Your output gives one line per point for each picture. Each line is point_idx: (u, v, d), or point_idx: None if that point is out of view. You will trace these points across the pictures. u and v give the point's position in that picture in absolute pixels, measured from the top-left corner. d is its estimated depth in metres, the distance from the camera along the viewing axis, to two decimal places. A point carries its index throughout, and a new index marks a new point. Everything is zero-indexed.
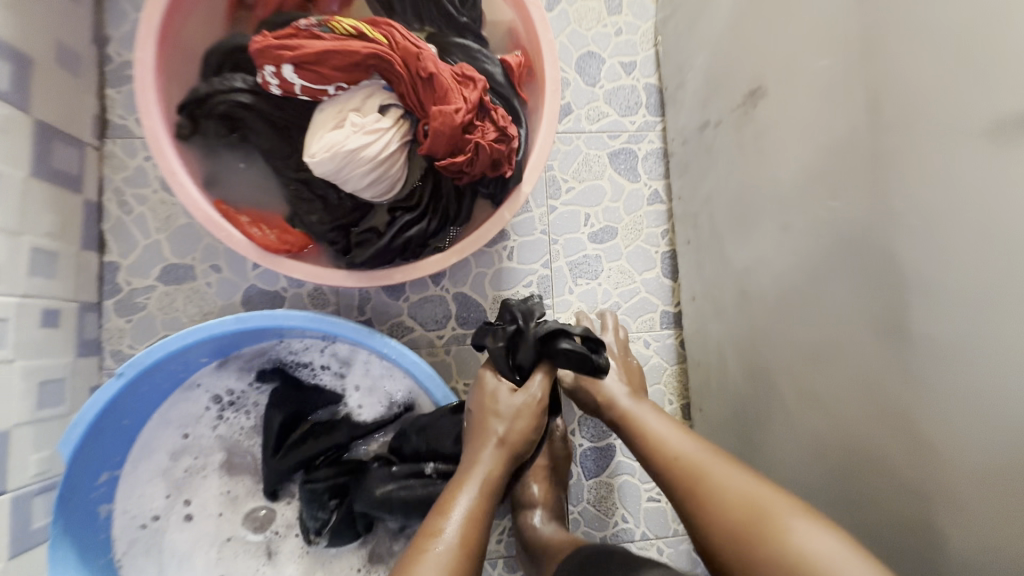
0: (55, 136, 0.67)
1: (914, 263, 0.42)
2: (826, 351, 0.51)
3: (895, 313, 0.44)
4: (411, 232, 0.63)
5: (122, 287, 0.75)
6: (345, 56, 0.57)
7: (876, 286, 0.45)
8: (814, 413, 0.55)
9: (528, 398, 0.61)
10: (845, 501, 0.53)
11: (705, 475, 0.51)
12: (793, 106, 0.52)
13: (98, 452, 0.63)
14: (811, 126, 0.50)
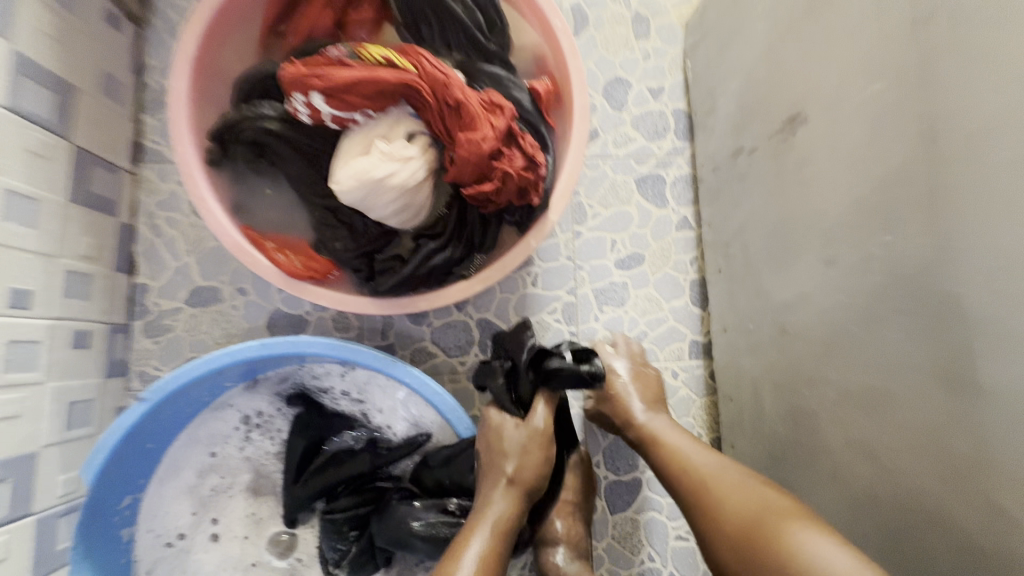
0: (92, 161, 0.69)
1: (977, 306, 0.39)
2: (876, 396, 0.48)
3: (957, 361, 0.41)
4: (436, 259, 0.62)
5: (151, 308, 0.76)
6: (374, 84, 0.57)
7: (935, 329, 0.42)
8: (861, 462, 0.52)
9: (531, 431, 0.59)
10: (893, 558, 0.50)
11: (721, 496, 0.53)
12: (840, 135, 0.50)
13: (122, 475, 0.62)
14: (860, 155, 0.48)
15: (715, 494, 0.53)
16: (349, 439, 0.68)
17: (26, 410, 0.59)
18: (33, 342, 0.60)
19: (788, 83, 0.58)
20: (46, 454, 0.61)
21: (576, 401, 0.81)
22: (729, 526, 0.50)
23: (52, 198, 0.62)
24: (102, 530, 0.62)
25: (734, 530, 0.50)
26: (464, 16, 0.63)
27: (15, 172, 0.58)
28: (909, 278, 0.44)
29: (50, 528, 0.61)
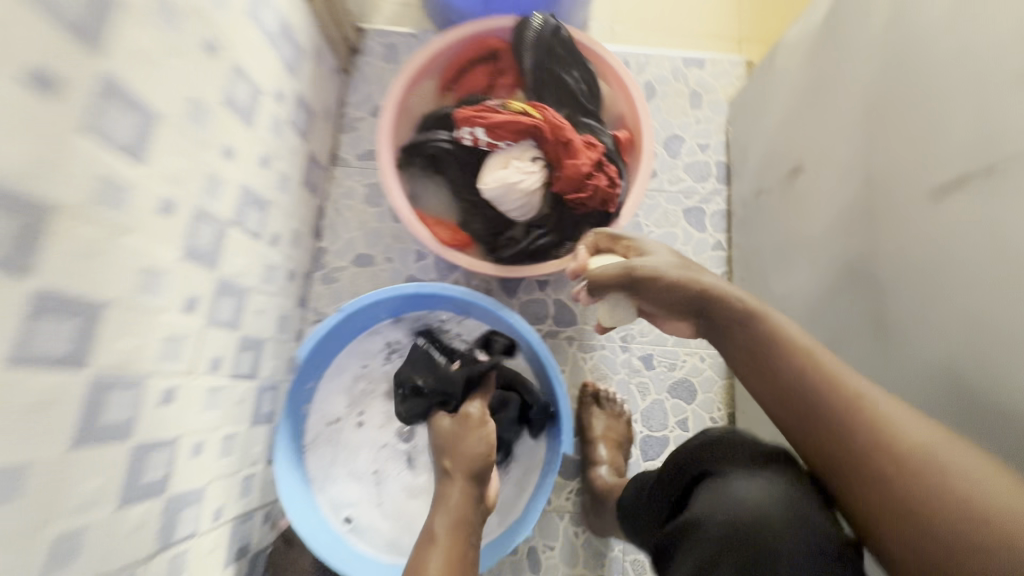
0: (313, 159, 1.02)
1: (891, 277, 0.64)
2: (843, 339, 0.72)
3: (879, 309, 0.65)
4: (540, 242, 0.92)
5: (327, 264, 1.07)
6: (514, 125, 0.88)
7: (870, 292, 0.67)
8: None
9: (461, 419, 0.79)
10: None
11: (857, 395, 0.54)
12: (825, 180, 0.77)
13: (314, 364, 0.93)
14: (836, 193, 0.74)
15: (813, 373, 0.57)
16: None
17: (264, 311, 0.89)
18: (274, 268, 0.91)
19: (796, 144, 0.86)
20: (267, 344, 0.91)
21: (623, 369, 1.06)
22: (874, 433, 0.52)
23: (295, 178, 0.95)
24: (295, 399, 0.93)
25: (882, 442, 0.51)
26: (574, 88, 0.95)
27: (285, 158, 0.91)
28: (859, 268, 0.69)
29: (261, 395, 0.91)
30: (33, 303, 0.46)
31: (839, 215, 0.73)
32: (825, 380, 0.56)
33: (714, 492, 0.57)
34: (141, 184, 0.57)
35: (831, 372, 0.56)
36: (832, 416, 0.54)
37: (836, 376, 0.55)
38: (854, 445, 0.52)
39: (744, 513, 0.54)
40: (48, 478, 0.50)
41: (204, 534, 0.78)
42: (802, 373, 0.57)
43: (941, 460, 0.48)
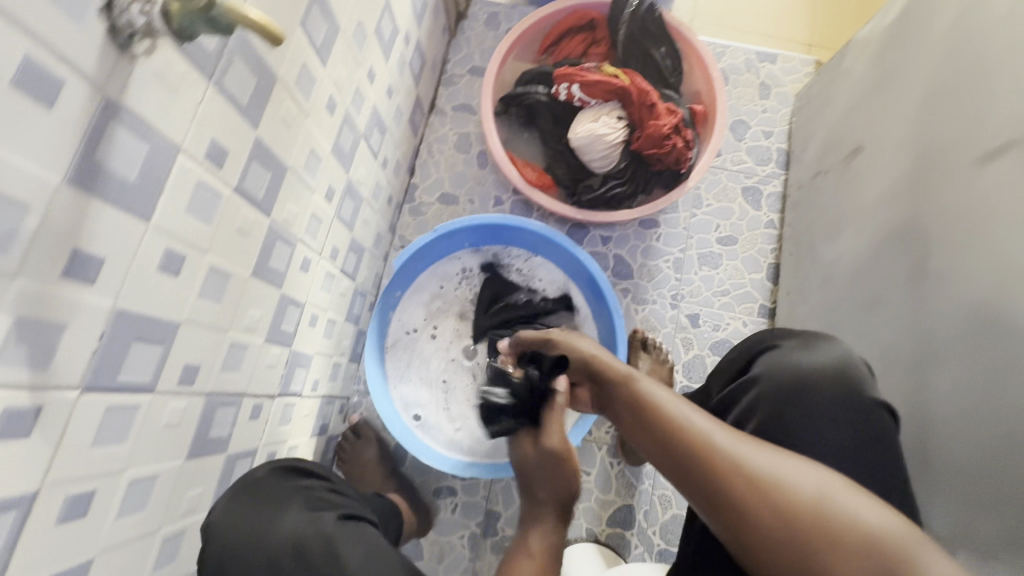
0: (418, 103, 1.16)
1: (938, 229, 0.73)
2: (886, 289, 0.81)
3: (923, 258, 0.74)
4: (616, 191, 1.04)
5: (417, 199, 1.20)
6: (607, 85, 1.00)
7: (914, 244, 0.76)
8: (880, 329, 0.80)
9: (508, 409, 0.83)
10: (905, 387, 0.74)
11: (712, 445, 0.54)
12: (884, 153, 0.86)
13: (403, 277, 1.08)
14: (891, 164, 0.84)
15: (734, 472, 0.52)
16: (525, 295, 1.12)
17: (368, 224, 1.02)
18: (380, 188, 1.04)
19: (855, 129, 0.96)
20: (365, 255, 1.04)
21: (670, 324, 1.16)
22: (724, 467, 0.53)
23: (405, 115, 1.08)
24: (383, 307, 1.07)
25: (709, 464, 0.53)
26: (660, 62, 1.07)
27: (402, 94, 1.04)
28: (906, 227, 0.78)
29: (355, 298, 1.04)
30: (255, 147, 0.59)
31: (892, 184, 0.83)
32: (687, 436, 0.56)
33: (772, 357, 0.67)
34: (321, 78, 0.70)
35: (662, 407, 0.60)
36: (721, 480, 0.52)
37: (655, 406, 0.61)
38: (741, 493, 0.51)
39: (799, 370, 0.64)
40: (238, 292, 0.62)
41: (305, 399, 0.90)
42: (664, 425, 0.59)
43: (835, 504, 0.49)
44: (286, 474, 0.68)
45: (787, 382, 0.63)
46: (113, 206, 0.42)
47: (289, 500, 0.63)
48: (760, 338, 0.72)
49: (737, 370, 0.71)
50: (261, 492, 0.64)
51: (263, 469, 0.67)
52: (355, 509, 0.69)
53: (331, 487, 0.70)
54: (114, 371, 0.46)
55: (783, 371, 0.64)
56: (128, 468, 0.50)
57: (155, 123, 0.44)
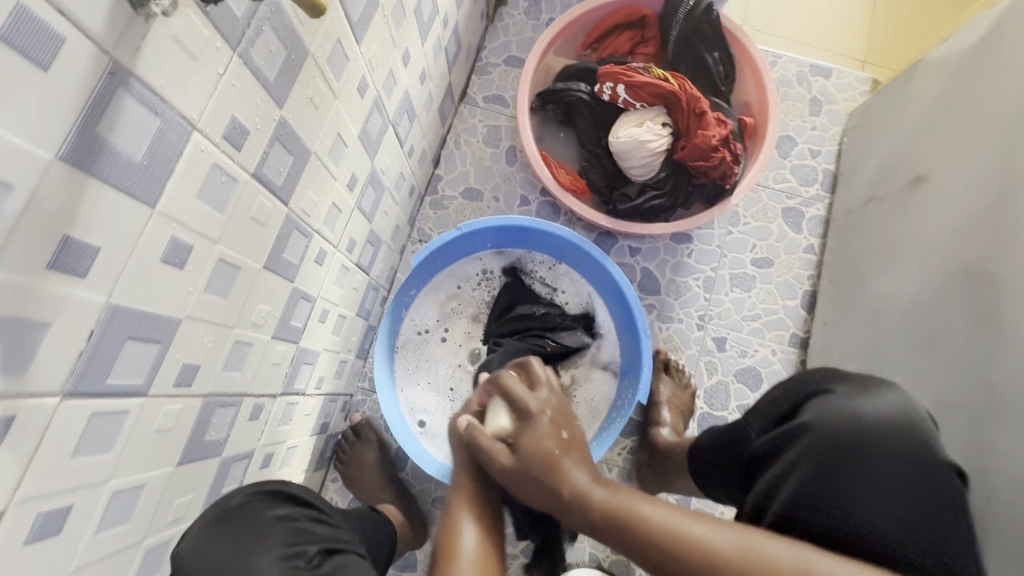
0: (450, 91, 1.09)
1: (1008, 273, 0.67)
2: (943, 332, 0.76)
3: (990, 302, 0.69)
4: (654, 203, 0.97)
5: (439, 192, 1.14)
6: (655, 88, 0.94)
7: (980, 286, 0.71)
8: (938, 374, 0.75)
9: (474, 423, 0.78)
10: (967, 440, 0.68)
11: (687, 539, 0.50)
12: (953, 185, 0.82)
13: (420, 275, 1.03)
14: (960, 200, 0.80)
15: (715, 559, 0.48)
16: (544, 304, 1.06)
17: (388, 215, 0.96)
18: (404, 179, 0.98)
19: (919, 156, 0.92)
20: (382, 248, 0.99)
21: (695, 346, 1.10)
22: (708, 561, 0.49)
23: (436, 102, 1.02)
24: (396, 305, 1.01)
25: (697, 565, 0.49)
26: (711, 67, 1.00)
27: (435, 80, 0.97)
28: (970, 268, 0.74)
29: (368, 292, 0.98)
30: (279, 129, 0.53)
31: (959, 221, 0.79)
32: (635, 521, 0.53)
33: (825, 402, 0.59)
34: (356, 57, 0.64)
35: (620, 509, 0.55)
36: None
37: (614, 510, 0.55)
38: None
39: (863, 423, 0.56)
40: (248, 286, 0.57)
41: (307, 398, 0.85)
42: (629, 527, 0.53)
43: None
44: (268, 499, 0.63)
45: (848, 435, 0.56)
46: (114, 190, 0.36)
47: (270, 533, 0.58)
48: (811, 377, 0.64)
49: (780, 413, 0.63)
50: (240, 520, 0.58)
51: (243, 492, 0.61)
52: (340, 542, 0.65)
53: (315, 516, 0.65)
54: (103, 374, 0.41)
55: (843, 421, 0.56)
56: (112, 479, 0.45)
57: (169, 95, 0.38)
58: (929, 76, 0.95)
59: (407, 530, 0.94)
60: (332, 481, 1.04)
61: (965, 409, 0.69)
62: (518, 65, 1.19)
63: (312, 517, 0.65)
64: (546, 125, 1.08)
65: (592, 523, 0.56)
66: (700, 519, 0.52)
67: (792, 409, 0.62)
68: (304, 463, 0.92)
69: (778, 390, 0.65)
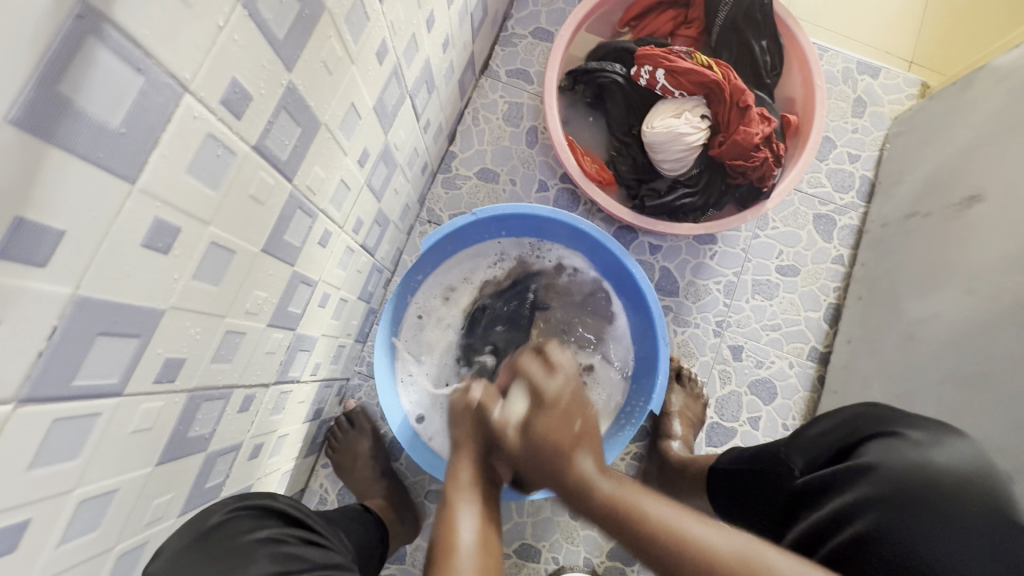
0: (473, 61, 1.01)
1: None
2: (994, 364, 0.73)
3: None
4: (684, 201, 0.92)
5: (452, 170, 1.07)
6: (697, 76, 0.88)
7: None
8: (984, 397, 0.73)
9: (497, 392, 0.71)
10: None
11: (685, 535, 0.48)
12: (1013, 211, 0.79)
13: (428, 260, 0.97)
14: (1019, 227, 0.77)
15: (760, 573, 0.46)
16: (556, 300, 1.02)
17: (398, 193, 0.89)
18: (417, 154, 0.90)
19: (974, 175, 0.87)
20: (390, 228, 0.92)
21: (710, 352, 1.05)
22: None
23: (457, 74, 0.94)
24: (401, 292, 0.96)
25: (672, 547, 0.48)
26: (758, 57, 0.94)
27: (458, 49, 0.89)
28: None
29: (373, 275, 0.93)
30: (287, 95, 0.46)
31: (1018, 248, 0.75)
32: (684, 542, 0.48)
33: (886, 446, 0.60)
34: (377, 17, 0.57)
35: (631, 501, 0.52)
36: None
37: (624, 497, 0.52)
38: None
39: (924, 465, 0.57)
40: (243, 272, 0.51)
41: (302, 384, 0.79)
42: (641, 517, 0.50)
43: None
44: (252, 518, 0.59)
45: (908, 475, 0.57)
46: (80, 162, 0.30)
47: (253, 555, 0.54)
48: (872, 417, 0.66)
49: (837, 450, 0.65)
50: (219, 541, 0.54)
51: (223, 510, 0.58)
52: (333, 565, 0.60)
53: (305, 539, 0.61)
54: (68, 376, 0.35)
55: (902, 464, 0.58)
56: (79, 487, 0.40)
57: (154, 50, 0.32)
58: (996, 84, 0.89)
59: (398, 526, 0.90)
60: (322, 466, 1.00)
61: (1004, 452, 0.67)
62: (546, 38, 1.10)
63: (302, 538, 0.61)
64: (573, 107, 1.01)
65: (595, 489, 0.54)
66: (705, 520, 0.51)
67: (851, 448, 0.64)
68: (295, 450, 0.87)
69: (834, 424, 0.68)
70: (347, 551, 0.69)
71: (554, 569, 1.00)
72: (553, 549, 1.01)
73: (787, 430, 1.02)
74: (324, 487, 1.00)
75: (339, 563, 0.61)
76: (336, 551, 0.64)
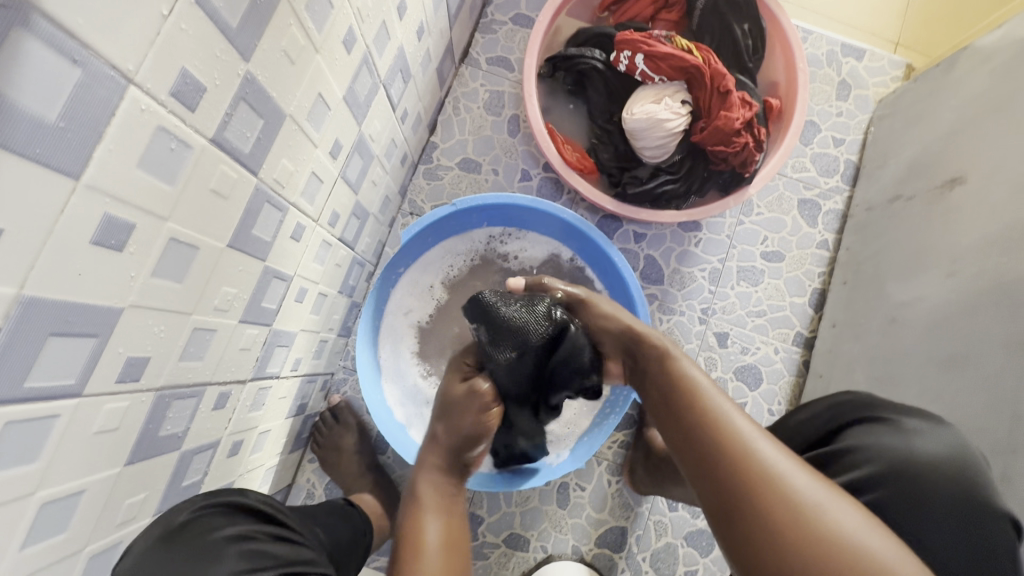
0: (452, 49, 1.00)
1: None
2: (975, 348, 0.73)
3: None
4: (666, 188, 0.92)
5: (434, 160, 1.06)
6: (677, 61, 0.87)
7: (1013, 299, 0.69)
8: (965, 380, 0.73)
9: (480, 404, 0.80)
10: (1009, 446, 0.65)
11: (729, 434, 0.52)
12: (994, 193, 0.78)
13: (408, 253, 0.96)
14: (1000, 208, 0.76)
15: (784, 488, 0.47)
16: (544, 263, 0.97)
17: (377, 185, 0.88)
18: (396, 145, 0.89)
19: (958, 156, 0.87)
20: (370, 221, 0.91)
21: (695, 340, 1.05)
22: (783, 512, 0.46)
23: (434, 62, 0.93)
24: (383, 286, 0.95)
25: (734, 464, 0.50)
26: (740, 40, 0.93)
27: (434, 37, 0.88)
28: (1006, 281, 0.71)
29: (353, 268, 0.92)
30: (246, 86, 0.45)
31: (998, 231, 0.75)
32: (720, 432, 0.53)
33: (871, 433, 0.61)
34: (342, 5, 0.55)
35: (715, 408, 0.56)
36: (732, 476, 0.49)
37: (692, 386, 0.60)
38: (766, 505, 0.46)
39: (911, 451, 0.58)
40: (208, 269, 0.50)
41: (282, 380, 0.79)
42: (714, 425, 0.54)
43: (868, 550, 0.43)
44: (220, 516, 0.58)
45: (898, 463, 0.57)
46: (16, 158, 0.29)
47: (222, 553, 0.53)
48: (855, 404, 0.66)
49: (819, 436, 0.65)
50: (185, 540, 0.53)
51: (189, 509, 0.56)
52: (304, 560, 0.60)
53: (275, 536, 0.60)
54: (19, 377, 0.34)
55: (888, 449, 0.58)
56: (40, 490, 0.39)
57: (93, 41, 0.31)
58: (980, 64, 0.89)
59: (384, 519, 0.90)
60: (308, 461, 0.99)
61: (983, 434, 0.67)
62: (526, 24, 1.09)
63: (271, 535, 0.60)
64: (554, 94, 1.00)
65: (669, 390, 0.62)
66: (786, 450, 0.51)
67: (832, 434, 0.64)
68: (278, 446, 0.87)
69: (816, 410, 0.68)
70: (321, 545, 0.69)
71: (542, 558, 1.01)
72: (542, 538, 1.01)
73: (772, 415, 1.03)
74: (311, 481, 0.99)
75: (309, 559, 0.61)
76: (307, 547, 0.64)
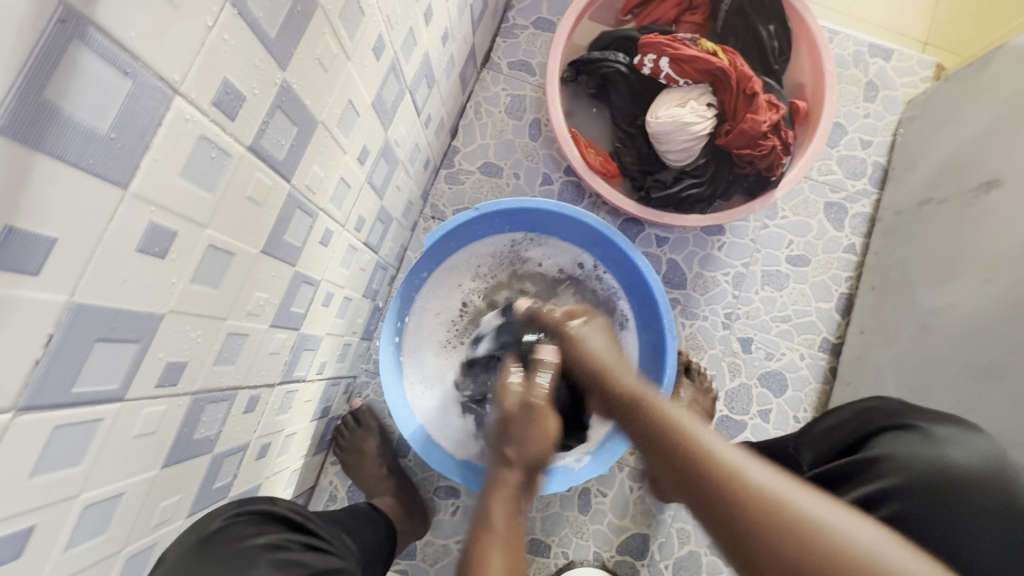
0: (474, 54, 1.00)
1: None
2: (1013, 355, 0.71)
3: None
4: (690, 192, 0.91)
5: (455, 164, 1.06)
6: (702, 63, 0.86)
7: None
8: (1000, 387, 0.71)
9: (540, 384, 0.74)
10: None
11: (744, 480, 0.48)
12: None
13: (431, 257, 0.97)
14: None
15: (790, 507, 0.46)
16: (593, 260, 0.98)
17: (401, 190, 0.88)
18: (419, 149, 0.90)
19: (993, 158, 0.85)
20: (394, 225, 0.92)
21: (719, 346, 1.03)
22: (824, 547, 0.43)
23: (458, 67, 0.93)
24: (407, 289, 0.96)
25: (733, 498, 0.47)
26: (766, 42, 0.92)
27: (458, 42, 0.88)
28: None
29: (376, 272, 0.92)
30: (282, 94, 0.46)
31: None
32: (727, 477, 0.49)
33: (900, 441, 0.59)
34: (373, 12, 0.56)
35: (704, 443, 0.53)
36: (768, 531, 0.45)
37: (704, 449, 0.52)
38: (803, 558, 0.43)
39: (945, 465, 0.56)
40: (242, 275, 0.51)
41: (308, 384, 0.80)
42: (692, 451, 0.53)
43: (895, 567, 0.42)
44: (251, 524, 0.60)
45: (933, 475, 0.56)
46: (70, 168, 0.30)
47: (255, 561, 0.55)
48: (885, 410, 0.64)
49: (848, 445, 0.64)
50: (218, 546, 0.54)
51: (223, 516, 0.58)
52: (333, 571, 0.62)
53: (306, 544, 0.62)
54: (68, 383, 0.35)
55: (921, 459, 0.57)
56: (83, 493, 0.40)
57: (144, 54, 0.31)
58: (1016, 64, 0.86)
59: (407, 523, 0.91)
60: (331, 464, 1.00)
61: (1022, 444, 0.66)
62: (548, 28, 1.09)
63: (303, 544, 0.62)
64: (576, 98, 1.00)
65: (667, 451, 0.55)
66: (772, 471, 0.50)
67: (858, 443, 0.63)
68: (303, 449, 0.88)
69: (843, 416, 0.67)
70: (352, 553, 0.71)
71: (563, 564, 1.00)
72: (563, 544, 1.00)
73: (798, 422, 1.01)
74: (333, 484, 1.00)
75: (337, 568, 0.63)
76: (336, 556, 0.65)
